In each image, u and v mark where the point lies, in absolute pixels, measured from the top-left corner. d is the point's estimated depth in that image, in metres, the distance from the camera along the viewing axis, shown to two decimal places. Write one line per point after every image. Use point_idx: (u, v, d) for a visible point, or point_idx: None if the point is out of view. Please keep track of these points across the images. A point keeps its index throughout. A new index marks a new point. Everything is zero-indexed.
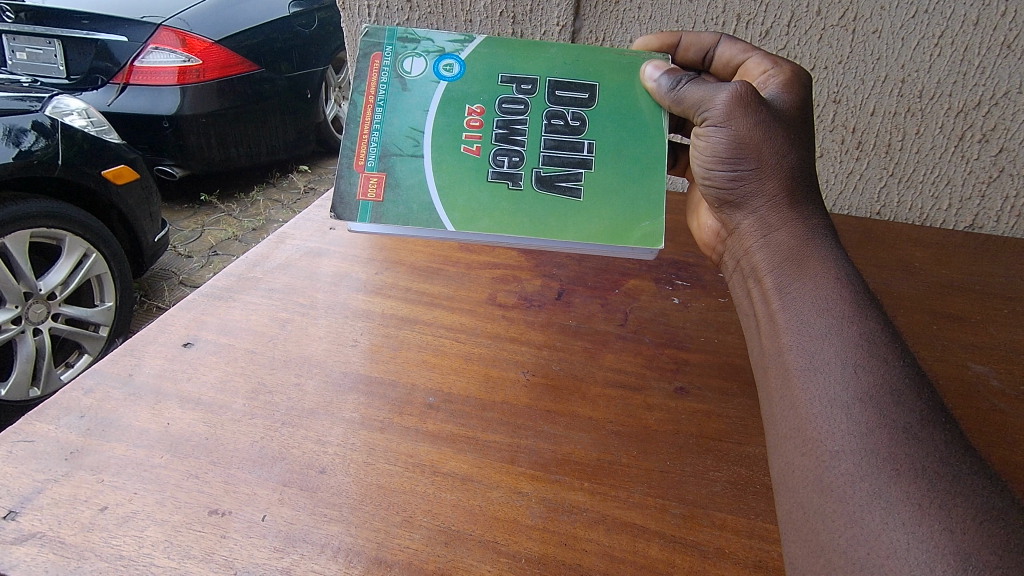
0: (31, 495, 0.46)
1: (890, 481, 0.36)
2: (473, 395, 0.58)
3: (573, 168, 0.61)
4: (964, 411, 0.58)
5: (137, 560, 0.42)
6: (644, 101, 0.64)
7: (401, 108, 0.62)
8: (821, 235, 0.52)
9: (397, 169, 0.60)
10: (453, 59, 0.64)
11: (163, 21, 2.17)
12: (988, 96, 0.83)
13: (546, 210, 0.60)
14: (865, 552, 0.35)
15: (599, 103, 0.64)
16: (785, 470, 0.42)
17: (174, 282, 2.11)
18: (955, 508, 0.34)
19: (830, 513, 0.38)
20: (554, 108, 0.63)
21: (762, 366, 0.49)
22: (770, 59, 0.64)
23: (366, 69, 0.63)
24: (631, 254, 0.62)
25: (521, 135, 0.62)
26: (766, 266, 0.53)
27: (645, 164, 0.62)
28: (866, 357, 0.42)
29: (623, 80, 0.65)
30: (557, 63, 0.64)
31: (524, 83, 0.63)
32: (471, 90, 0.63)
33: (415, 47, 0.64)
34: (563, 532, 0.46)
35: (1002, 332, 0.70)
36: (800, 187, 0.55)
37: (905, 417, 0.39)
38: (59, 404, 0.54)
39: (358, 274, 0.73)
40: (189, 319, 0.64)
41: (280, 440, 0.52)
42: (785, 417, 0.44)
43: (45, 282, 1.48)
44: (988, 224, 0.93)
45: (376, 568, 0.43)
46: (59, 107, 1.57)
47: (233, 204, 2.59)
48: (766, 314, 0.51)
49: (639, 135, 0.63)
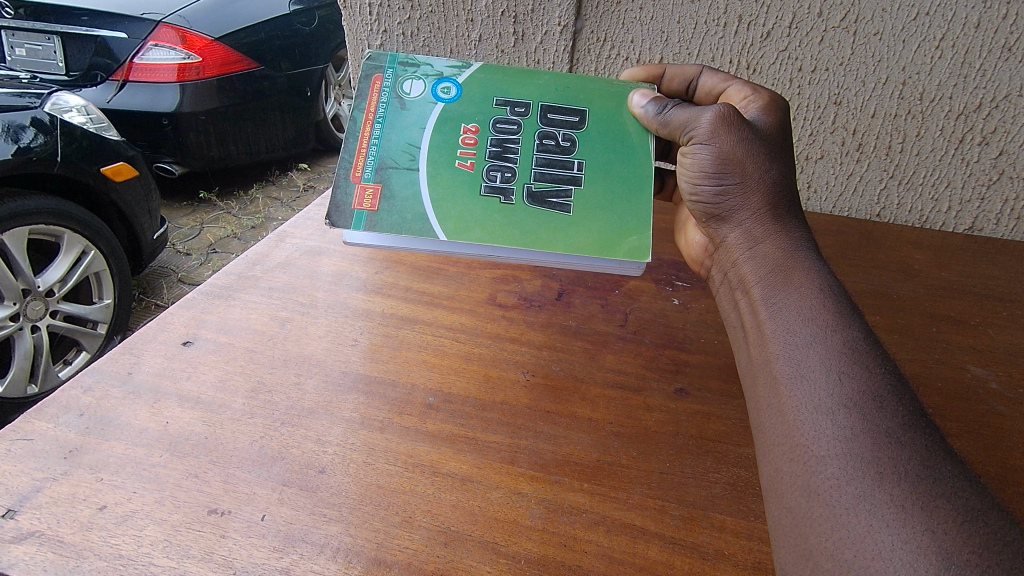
0: (30, 494, 0.46)
1: (874, 484, 0.36)
2: (473, 395, 0.58)
3: (563, 185, 0.62)
4: (962, 413, 0.58)
5: (136, 560, 0.42)
6: (632, 126, 0.66)
7: (399, 125, 0.63)
8: (805, 247, 0.52)
9: (393, 180, 0.60)
10: (451, 82, 0.65)
11: (163, 18, 2.16)
12: (988, 98, 0.83)
13: (538, 222, 0.60)
14: (852, 556, 0.35)
15: (589, 125, 0.65)
16: (774, 477, 0.41)
17: (173, 279, 2.10)
18: (937, 509, 0.34)
19: (818, 517, 0.37)
20: (546, 130, 0.64)
21: (749, 377, 0.49)
22: (750, 85, 0.66)
23: (368, 89, 0.64)
24: (619, 269, 0.61)
25: (513, 154, 0.63)
26: (752, 277, 0.53)
27: (634, 184, 0.63)
28: (850, 364, 0.42)
29: (613, 107, 0.66)
30: (550, 88, 0.66)
31: (517, 106, 0.65)
32: (467, 110, 0.64)
33: (415, 71, 0.65)
34: (564, 533, 0.46)
35: (1001, 335, 0.70)
36: (782, 201, 0.56)
37: (888, 421, 0.39)
38: (58, 403, 0.54)
39: (358, 274, 0.73)
40: (188, 318, 0.64)
41: (280, 439, 0.52)
42: (773, 425, 0.43)
43: (43, 279, 1.48)
44: (987, 227, 0.94)
45: (376, 568, 0.43)
46: (59, 104, 1.56)
47: (233, 202, 2.58)
48: (753, 324, 0.51)
49: (628, 156, 0.64)
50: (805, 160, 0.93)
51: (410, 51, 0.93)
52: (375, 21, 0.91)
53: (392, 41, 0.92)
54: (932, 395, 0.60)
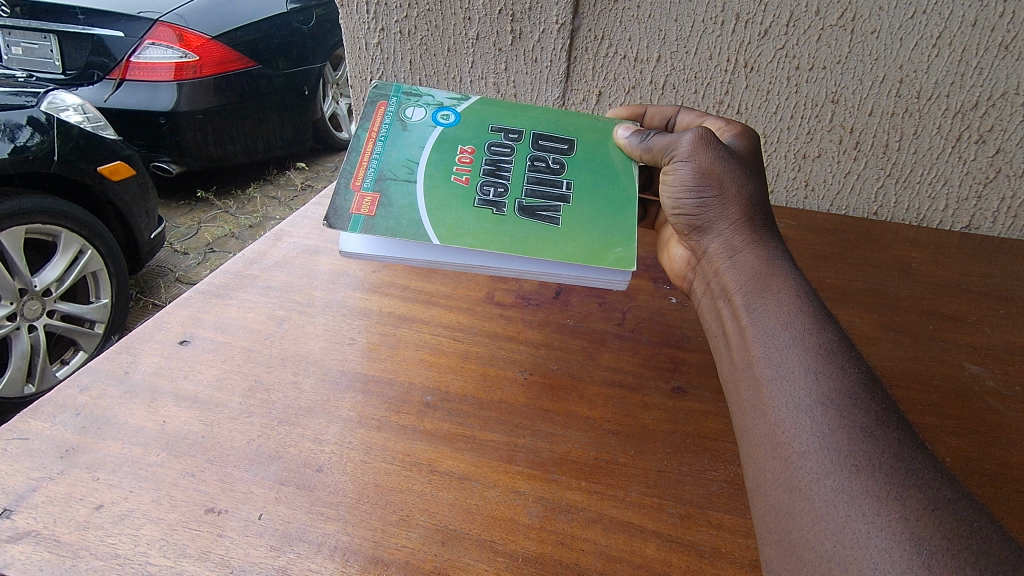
0: (26, 493, 0.46)
1: (850, 476, 0.36)
2: (471, 394, 0.58)
3: (552, 201, 0.63)
4: (958, 411, 0.58)
5: (132, 560, 0.42)
6: (617, 155, 0.68)
7: (400, 143, 0.64)
8: (783, 253, 0.53)
9: (390, 191, 0.60)
10: (451, 110, 0.68)
11: (160, 17, 2.15)
12: (986, 96, 0.83)
13: (528, 232, 0.59)
14: (832, 546, 0.35)
15: (577, 151, 0.67)
16: (758, 476, 0.41)
17: (171, 279, 2.10)
18: (910, 498, 0.34)
19: (800, 511, 0.37)
20: (537, 153, 0.66)
21: (732, 381, 0.48)
22: (723, 119, 0.68)
23: (373, 112, 0.66)
24: (605, 282, 0.60)
25: (506, 172, 0.64)
26: (733, 284, 0.52)
27: (619, 203, 0.64)
28: (826, 363, 0.42)
29: (599, 138, 0.69)
30: (541, 120, 0.69)
31: (511, 133, 0.67)
32: (463, 134, 0.66)
33: (417, 100, 0.68)
34: (561, 532, 0.46)
35: (998, 333, 0.70)
36: (758, 213, 0.56)
37: (863, 417, 0.39)
38: (54, 402, 0.54)
39: (356, 273, 0.73)
40: (185, 316, 0.64)
41: (278, 438, 0.52)
42: (755, 426, 0.43)
43: (39, 278, 1.47)
44: (984, 225, 0.94)
45: (372, 567, 0.43)
46: (54, 103, 1.55)
47: (230, 201, 2.58)
48: (735, 330, 0.50)
49: (613, 178, 0.66)
50: (803, 158, 0.93)
51: (408, 49, 0.93)
52: (374, 19, 0.91)
53: (391, 40, 0.93)
54: (928, 392, 0.60)
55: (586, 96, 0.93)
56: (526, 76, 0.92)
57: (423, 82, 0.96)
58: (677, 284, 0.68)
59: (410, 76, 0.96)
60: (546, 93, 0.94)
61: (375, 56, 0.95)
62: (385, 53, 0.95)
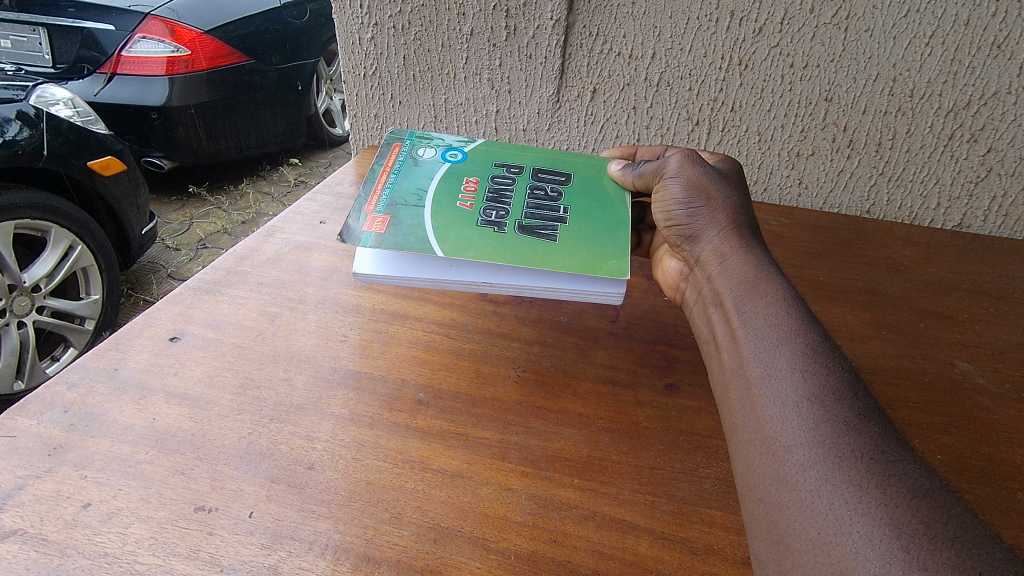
0: (12, 492, 0.45)
1: (834, 466, 0.36)
2: (463, 391, 0.57)
3: (551, 222, 0.63)
4: (949, 409, 0.58)
5: (120, 558, 0.42)
6: (610, 186, 0.70)
7: (411, 176, 0.67)
8: (768, 255, 0.53)
9: (400, 214, 0.61)
10: (459, 150, 0.72)
11: (151, 10, 2.13)
12: (977, 95, 0.83)
13: (528, 246, 0.59)
14: (816, 534, 0.35)
15: (574, 182, 0.69)
16: (748, 473, 0.41)
17: (162, 275, 2.09)
18: (891, 487, 0.34)
19: (786, 502, 0.37)
20: (538, 184, 0.68)
21: (722, 385, 0.48)
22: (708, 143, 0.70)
23: (389, 152, 0.71)
24: (601, 297, 0.58)
25: (509, 198, 0.65)
26: (724, 288, 0.52)
27: (614, 223, 0.64)
28: (813, 362, 0.42)
29: (594, 172, 0.72)
30: (540, 158, 0.72)
31: (512, 167, 0.70)
32: (470, 168, 0.69)
33: (429, 142, 0.73)
34: (553, 529, 0.46)
35: (989, 331, 0.70)
36: (744, 219, 0.57)
37: (846, 412, 0.39)
38: (42, 399, 0.53)
39: (348, 269, 0.72)
40: (175, 313, 0.63)
41: (268, 435, 0.51)
42: (746, 424, 0.43)
43: (29, 274, 1.46)
44: (975, 224, 0.94)
45: (364, 565, 0.43)
46: (44, 97, 1.52)
47: (222, 197, 2.57)
48: (726, 333, 0.50)
49: (607, 203, 0.67)
50: (797, 157, 0.94)
51: (402, 44, 0.93)
52: (367, 13, 0.91)
53: (384, 35, 0.93)
54: (921, 390, 0.60)
55: (580, 92, 0.93)
56: (520, 72, 0.92)
57: (417, 78, 0.96)
58: (672, 296, 0.67)
59: (403, 71, 0.96)
60: (541, 90, 0.93)
61: (369, 51, 0.95)
62: (378, 48, 0.95)
